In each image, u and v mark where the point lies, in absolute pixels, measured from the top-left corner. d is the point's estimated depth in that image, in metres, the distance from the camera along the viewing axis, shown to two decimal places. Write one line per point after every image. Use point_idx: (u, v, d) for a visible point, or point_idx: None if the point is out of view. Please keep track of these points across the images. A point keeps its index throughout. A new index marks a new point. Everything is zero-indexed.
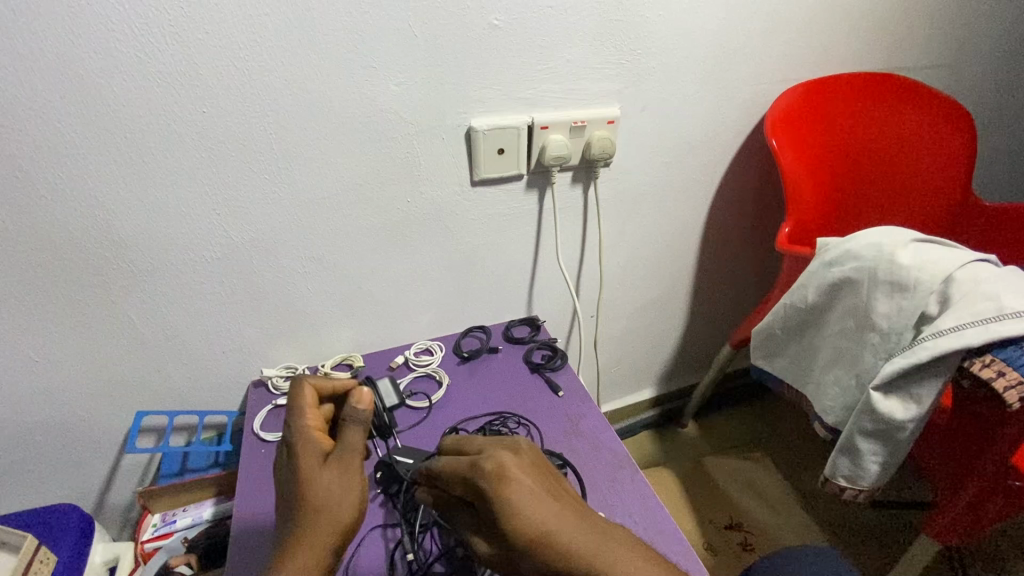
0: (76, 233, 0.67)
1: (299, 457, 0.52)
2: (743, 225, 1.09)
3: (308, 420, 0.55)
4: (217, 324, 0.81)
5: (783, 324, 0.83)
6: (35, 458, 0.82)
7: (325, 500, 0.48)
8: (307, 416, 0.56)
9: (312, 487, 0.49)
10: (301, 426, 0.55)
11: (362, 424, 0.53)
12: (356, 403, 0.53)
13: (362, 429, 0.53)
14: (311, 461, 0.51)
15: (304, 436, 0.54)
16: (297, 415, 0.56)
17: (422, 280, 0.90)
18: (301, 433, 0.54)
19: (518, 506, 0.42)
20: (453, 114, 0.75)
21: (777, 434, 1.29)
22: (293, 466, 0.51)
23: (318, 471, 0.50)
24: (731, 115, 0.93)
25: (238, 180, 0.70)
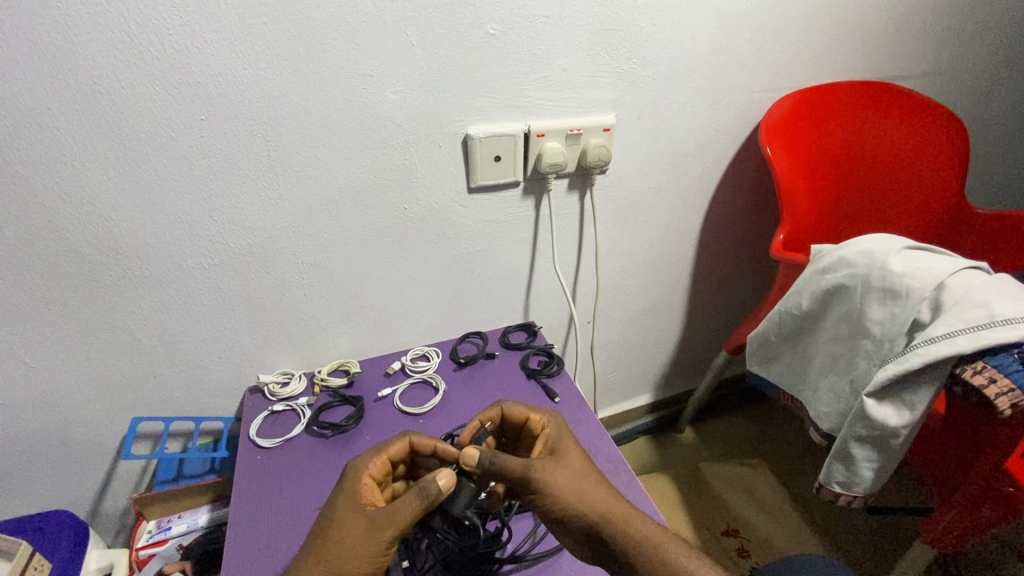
0: (74, 239, 0.67)
1: (351, 488, 0.57)
2: (739, 231, 1.10)
3: (375, 462, 0.60)
4: (213, 329, 0.81)
5: (778, 330, 0.84)
6: (30, 464, 0.82)
7: (339, 551, 0.52)
8: (375, 459, 0.60)
9: (343, 520, 0.54)
10: (364, 463, 0.60)
11: (422, 501, 0.54)
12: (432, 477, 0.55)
13: (415, 504, 0.54)
14: (349, 506, 0.56)
15: (358, 476, 0.58)
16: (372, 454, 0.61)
17: (419, 286, 0.90)
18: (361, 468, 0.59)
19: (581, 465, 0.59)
20: (449, 122, 0.76)
21: (773, 440, 1.30)
22: (337, 499, 0.56)
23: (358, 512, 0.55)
24: (725, 123, 0.94)
25: (235, 186, 0.71)
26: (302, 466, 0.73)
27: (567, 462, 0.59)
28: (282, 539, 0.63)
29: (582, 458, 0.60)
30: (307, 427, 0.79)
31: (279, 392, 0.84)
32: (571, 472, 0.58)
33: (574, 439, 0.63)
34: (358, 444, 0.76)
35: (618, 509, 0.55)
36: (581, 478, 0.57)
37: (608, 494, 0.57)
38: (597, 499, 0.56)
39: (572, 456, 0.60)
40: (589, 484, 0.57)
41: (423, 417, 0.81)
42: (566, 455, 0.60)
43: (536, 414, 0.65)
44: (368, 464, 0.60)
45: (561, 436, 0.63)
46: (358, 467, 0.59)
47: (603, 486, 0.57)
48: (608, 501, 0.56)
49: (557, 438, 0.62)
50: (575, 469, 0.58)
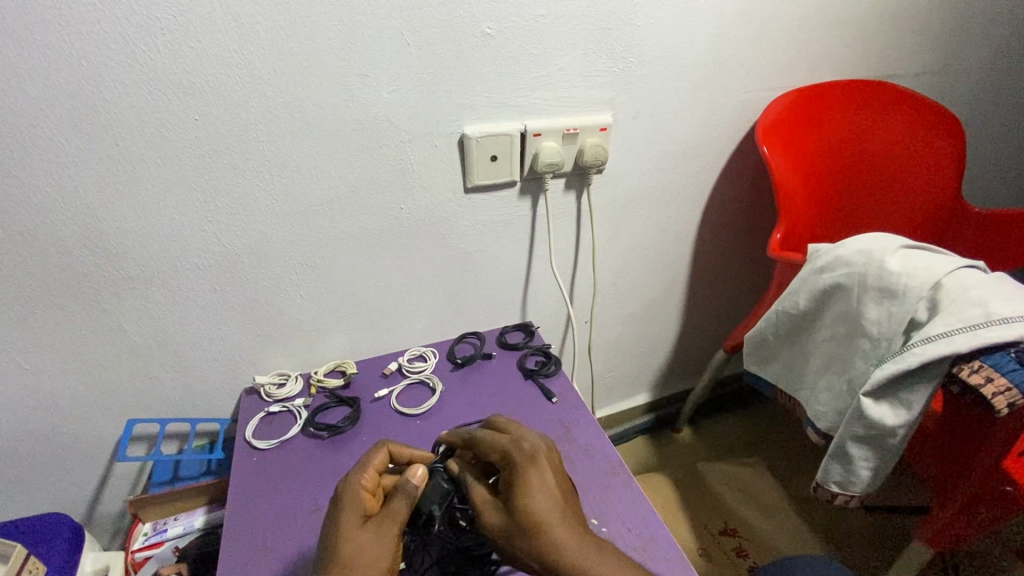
0: (66, 239, 0.66)
1: (343, 511, 0.54)
2: (736, 231, 1.09)
3: (363, 478, 0.58)
4: (209, 331, 0.80)
5: (776, 329, 0.83)
6: (25, 466, 0.81)
7: (356, 560, 0.50)
8: (361, 474, 0.58)
9: (347, 544, 0.51)
10: (349, 480, 0.57)
11: (412, 499, 0.55)
12: (410, 476, 0.55)
13: (408, 502, 0.55)
14: (352, 519, 0.54)
15: (350, 492, 0.56)
16: (352, 473, 0.58)
17: (416, 287, 0.90)
18: (348, 486, 0.57)
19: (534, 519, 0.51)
20: (446, 122, 0.76)
21: (771, 439, 1.30)
22: (336, 516, 0.54)
23: (357, 529, 0.53)
24: (722, 122, 0.94)
25: (230, 187, 0.70)
26: (298, 467, 0.72)
27: (519, 520, 0.51)
28: (278, 541, 0.63)
29: (541, 508, 0.52)
30: (304, 428, 0.78)
31: (275, 393, 0.83)
32: (523, 533, 0.51)
33: (535, 479, 0.54)
34: (355, 446, 0.76)
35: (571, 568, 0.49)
36: (533, 538, 0.51)
37: (561, 549, 0.50)
38: (549, 557, 0.50)
39: (526, 505, 0.52)
40: (544, 541, 0.50)
41: (420, 418, 0.81)
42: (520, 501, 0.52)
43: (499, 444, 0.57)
44: (355, 482, 0.57)
45: (518, 479, 0.54)
46: (344, 485, 0.57)
47: (563, 539, 0.51)
48: (568, 559, 0.50)
49: (512, 485, 0.54)
50: (528, 519, 0.51)
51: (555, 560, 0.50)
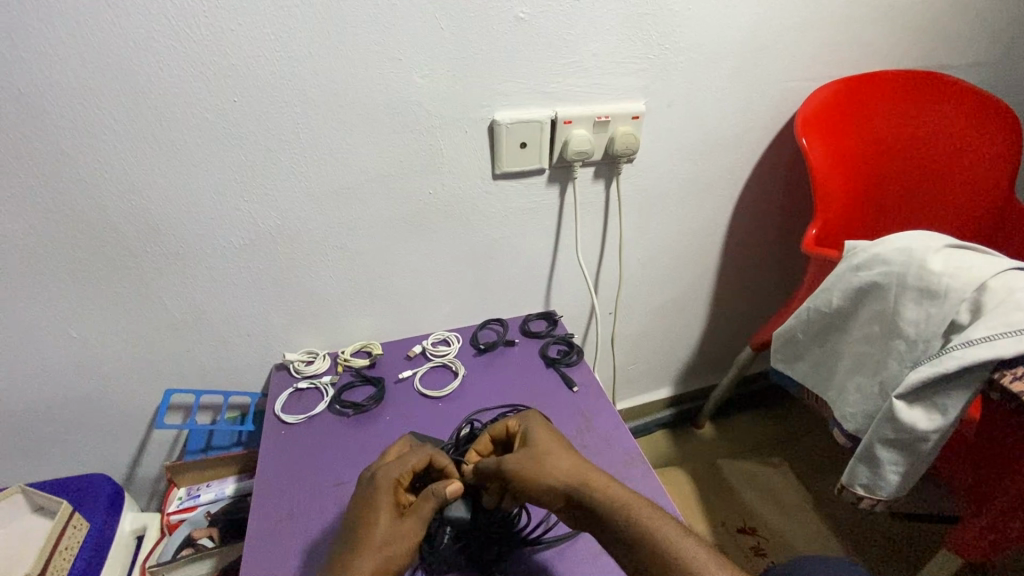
0: (112, 214, 0.70)
1: (374, 504, 0.56)
2: (770, 225, 1.07)
3: (393, 469, 0.59)
4: (243, 307, 0.83)
5: (806, 327, 0.81)
6: (71, 428, 0.86)
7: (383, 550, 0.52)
8: (392, 469, 0.58)
9: (371, 531, 0.54)
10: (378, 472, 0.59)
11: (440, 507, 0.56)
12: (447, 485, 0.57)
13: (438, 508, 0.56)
14: (384, 513, 0.55)
15: (383, 485, 0.57)
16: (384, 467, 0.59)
17: (442, 272, 0.91)
18: (382, 480, 0.58)
19: (551, 453, 0.58)
20: (476, 107, 0.76)
21: (796, 439, 1.27)
22: (369, 507, 0.56)
23: (383, 521, 0.54)
24: (759, 112, 0.91)
25: (265, 168, 0.72)
26: (324, 441, 0.75)
27: (542, 453, 0.58)
28: (303, 511, 0.65)
29: (553, 442, 0.60)
30: (330, 405, 0.81)
31: (303, 370, 0.86)
32: (545, 460, 0.57)
33: (545, 425, 0.63)
34: (379, 424, 0.78)
35: (594, 475, 0.56)
36: (556, 463, 0.57)
37: (582, 467, 0.57)
38: (577, 474, 0.56)
39: (544, 442, 0.60)
40: (563, 468, 0.57)
41: (442, 400, 0.82)
42: (540, 442, 0.60)
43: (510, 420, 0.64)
44: (384, 473, 0.58)
45: (529, 429, 0.62)
46: (372, 476, 0.59)
47: (580, 468, 0.57)
48: (589, 478, 0.56)
49: (527, 431, 0.61)
50: (550, 453, 0.58)
51: (580, 473, 0.56)
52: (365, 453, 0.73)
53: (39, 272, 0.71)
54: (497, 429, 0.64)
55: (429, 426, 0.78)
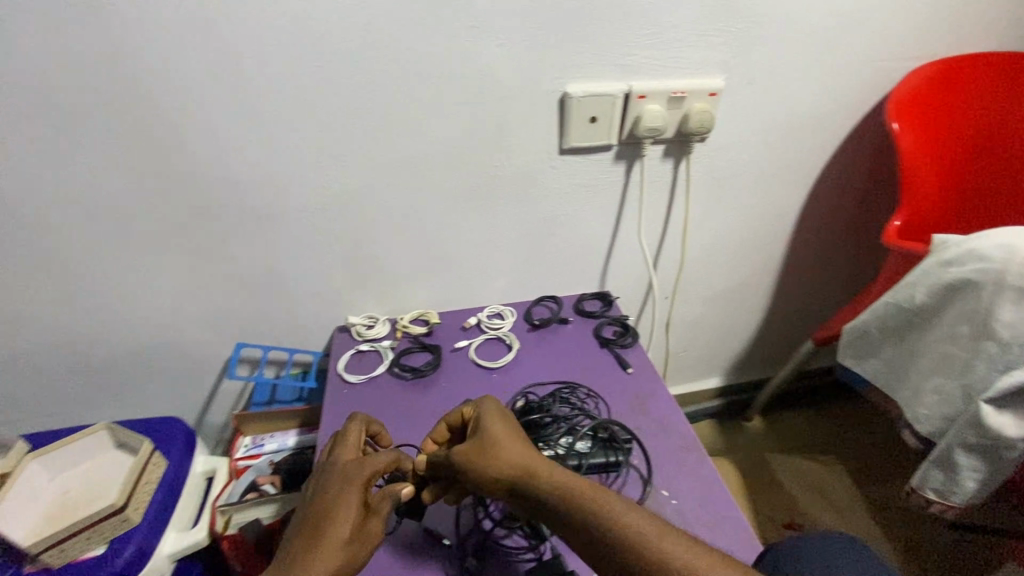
0: (199, 172, 0.73)
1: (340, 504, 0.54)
2: (845, 215, 1.01)
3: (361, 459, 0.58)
4: (311, 269, 0.86)
5: (882, 324, 0.76)
6: (152, 372, 0.93)
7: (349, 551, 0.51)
8: (363, 469, 0.57)
9: (337, 532, 0.52)
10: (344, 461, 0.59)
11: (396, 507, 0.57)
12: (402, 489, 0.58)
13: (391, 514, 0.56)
14: (352, 515, 0.53)
15: (353, 485, 0.55)
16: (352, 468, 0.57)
17: (500, 246, 0.91)
18: (352, 480, 0.56)
19: (502, 441, 0.56)
20: (550, 79, 0.74)
21: (852, 440, 1.22)
22: (337, 507, 0.53)
23: (347, 521, 0.52)
24: (846, 93, 0.86)
25: (340, 133, 0.74)
26: (384, 402, 0.78)
27: (492, 441, 0.56)
28: None
29: (508, 430, 0.58)
30: (389, 368, 0.83)
31: (365, 334, 0.89)
32: (494, 447, 0.56)
33: (500, 411, 0.60)
34: (435, 389, 0.80)
35: (543, 464, 0.54)
36: (503, 452, 0.55)
37: (532, 456, 0.55)
38: (529, 463, 0.54)
39: (495, 428, 0.58)
40: (514, 458, 0.55)
41: (496, 371, 0.83)
42: (491, 429, 0.58)
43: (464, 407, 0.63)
44: (351, 462, 0.58)
45: (481, 414, 0.60)
46: (334, 465, 0.58)
47: (530, 458, 0.55)
48: (540, 468, 0.54)
49: (478, 418, 0.60)
50: (501, 441, 0.56)
51: (529, 461, 0.54)
52: (422, 416, 0.76)
53: (132, 225, 0.76)
54: (451, 416, 0.63)
55: (484, 395, 0.79)
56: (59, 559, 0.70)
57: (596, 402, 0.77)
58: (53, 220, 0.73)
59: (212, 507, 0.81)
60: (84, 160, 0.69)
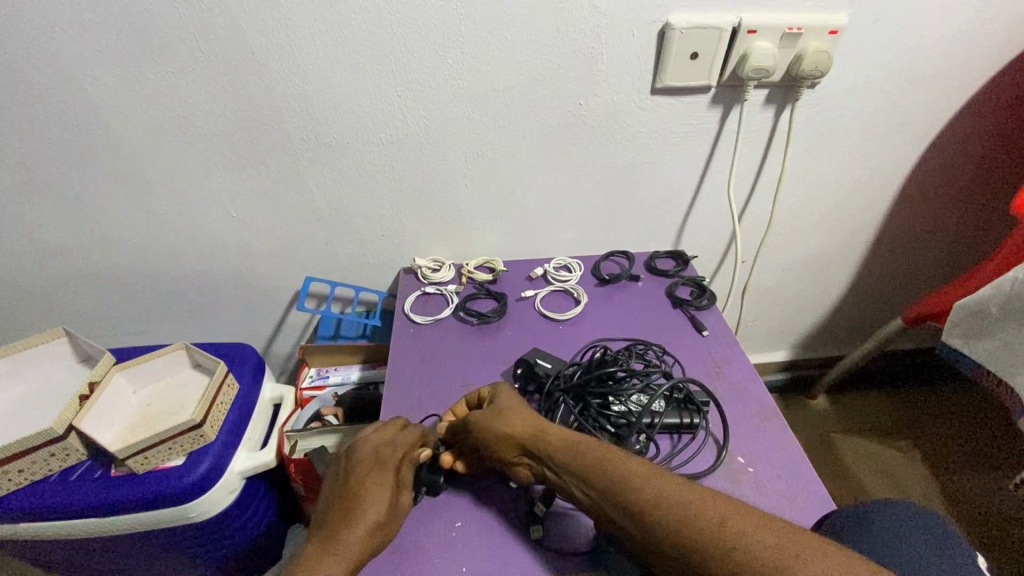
0: (278, 98, 0.71)
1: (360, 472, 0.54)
2: (957, 181, 0.91)
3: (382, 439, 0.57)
4: (381, 207, 0.85)
5: (1005, 302, 0.68)
6: (224, 299, 0.95)
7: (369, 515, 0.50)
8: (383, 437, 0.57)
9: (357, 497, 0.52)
10: (365, 443, 0.57)
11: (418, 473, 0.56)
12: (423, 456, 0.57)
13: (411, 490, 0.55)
14: (373, 481, 0.53)
15: (373, 453, 0.55)
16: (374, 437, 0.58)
17: (575, 193, 0.87)
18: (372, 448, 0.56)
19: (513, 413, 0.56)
20: (651, 8, 0.67)
21: (928, 428, 1.14)
22: (358, 474, 0.54)
23: (367, 487, 0.52)
24: (991, 37, 0.74)
25: (422, 61, 0.70)
26: (450, 343, 0.77)
27: (506, 414, 0.56)
28: (430, 402, 0.68)
29: (522, 407, 0.58)
30: (455, 311, 0.82)
31: (431, 276, 0.87)
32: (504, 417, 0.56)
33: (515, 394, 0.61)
34: (501, 336, 0.78)
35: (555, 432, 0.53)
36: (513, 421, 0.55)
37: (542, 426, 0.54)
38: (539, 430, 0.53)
39: (506, 403, 0.58)
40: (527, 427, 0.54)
41: (563, 323, 0.80)
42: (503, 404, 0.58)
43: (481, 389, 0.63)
44: (373, 443, 0.56)
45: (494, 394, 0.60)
46: (358, 450, 0.56)
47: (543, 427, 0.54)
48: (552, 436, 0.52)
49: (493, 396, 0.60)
50: (511, 413, 0.56)
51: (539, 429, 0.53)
52: (488, 361, 0.74)
53: (211, 150, 0.75)
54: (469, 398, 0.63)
55: (550, 346, 0.77)
56: (142, 467, 0.72)
57: (670, 362, 0.73)
58: (139, 140, 0.73)
59: (279, 432, 0.83)
60: (168, 78, 0.68)
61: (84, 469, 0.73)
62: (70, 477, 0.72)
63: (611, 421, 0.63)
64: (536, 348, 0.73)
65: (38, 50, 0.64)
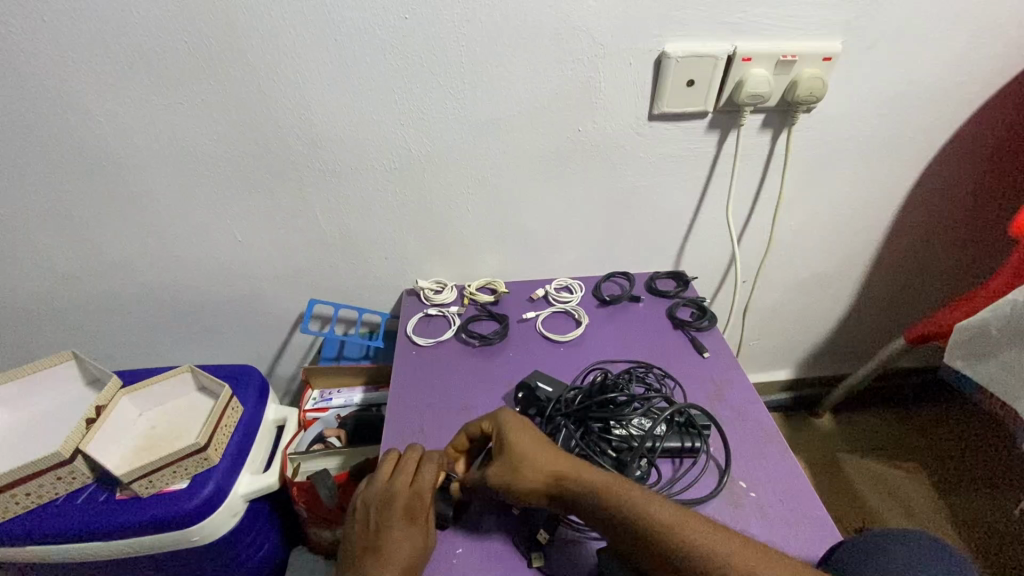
0: (284, 127, 0.73)
1: (385, 513, 0.54)
2: (956, 201, 0.92)
3: (401, 482, 0.56)
4: (384, 231, 0.86)
5: (1005, 323, 0.68)
6: (229, 321, 0.96)
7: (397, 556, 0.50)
8: (402, 474, 0.57)
9: (383, 541, 0.52)
10: (384, 489, 0.56)
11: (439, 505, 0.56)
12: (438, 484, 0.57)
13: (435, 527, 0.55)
14: (398, 522, 0.53)
15: (394, 492, 0.55)
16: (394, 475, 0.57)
17: (575, 216, 0.88)
18: (393, 487, 0.56)
19: (528, 460, 0.53)
20: (647, 38, 0.69)
21: (934, 447, 1.13)
22: (384, 514, 0.54)
23: (394, 529, 0.52)
24: (984, 62, 0.75)
25: (424, 92, 0.72)
26: (452, 366, 0.77)
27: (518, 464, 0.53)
28: (432, 427, 0.68)
29: (532, 447, 0.54)
30: (457, 333, 0.83)
31: (433, 298, 0.88)
32: (518, 468, 0.53)
33: (521, 423, 0.56)
34: (502, 358, 0.79)
35: (578, 481, 0.50)
36: (526, 473, 0.52)
37: (563, 472, 0.51)
38: (560, 480, 0.51)
39: (519, 445, 0.54)
40: (547, 478, 0.51)
41: (564, 345, 0.81)
42: (515, 446, 0.54)
43: (486, 419, 0.57)
44: (393, 488, 0.56)
45: (501, 430, 0.56)
46: (382, 492, 0.56)
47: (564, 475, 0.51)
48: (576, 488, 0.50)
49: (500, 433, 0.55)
50: (527, 457, 0.53)
51: (560, 479, 0.51)
52: (490, 384, 0.74)
53: (218, 177, 0.77)
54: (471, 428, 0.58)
55: (551, 368, 0.77)
56: (146, 490, 0.72)
57: (671, 385, 0.73)
58: (148, 167, 0.75)
59: (283, 454, 0.83)
60: (179, 110, 0.70)
61: (89, 492, 0.74)
62: (75, 501, 0.73)
63: (612, 445, 0.62)
64: (538, 371, 0.74)
65: (53, 83, 0.66)
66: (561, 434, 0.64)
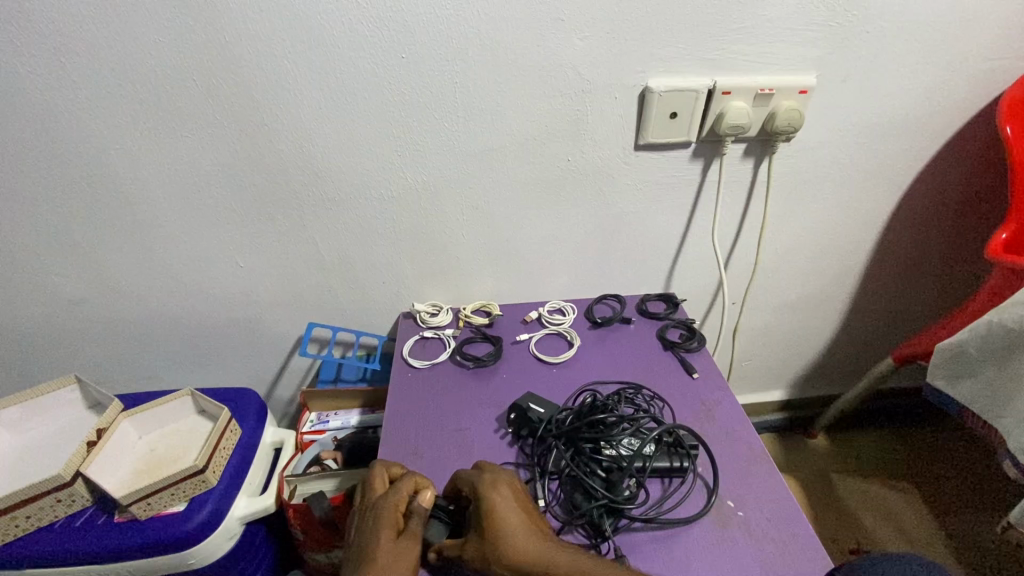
0: (287, 159, 0.77)
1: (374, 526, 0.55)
2: (936, 225, 0.94)
3: (389, 494, 0.57)
4: (383, 256, 0.89)
5: (982, 344, 0.71)
6: (230, 345, 0.98)
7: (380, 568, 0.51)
8: (394, 492, 0.57)
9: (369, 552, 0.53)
10: (374, 502, 0.58)
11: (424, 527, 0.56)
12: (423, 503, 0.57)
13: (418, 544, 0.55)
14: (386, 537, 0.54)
15: (383, 507, 0.56)
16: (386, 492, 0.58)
17: (566, 241, 0.91)
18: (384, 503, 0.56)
19: (508, 534, 0.52)
20: (631, 74, 0.73)
21: (927, 467, 1.14)
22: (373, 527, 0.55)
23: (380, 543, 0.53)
24: (953, 96, 0.79)
25: (420, 124, 0.75)
26: (446, 388, 0.79)
27: (499, 532, 0.52)
28: (426, 449, 0.69)
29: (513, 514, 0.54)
30: (452, 355, 0.85)
31: (429, 321, 0.91)
32: (498, 540, 0.52)
33: (503, 495, 0.55)
34: (496, 380, 0.80)
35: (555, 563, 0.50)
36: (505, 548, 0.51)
37: (541, 548, 0.51)
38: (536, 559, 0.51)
39: (502, 518, 0.53)
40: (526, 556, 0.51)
41: (557, 367, 0.83)
42: (498, 520, 0.53)
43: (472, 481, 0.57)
44: (382, 500, 0.57)
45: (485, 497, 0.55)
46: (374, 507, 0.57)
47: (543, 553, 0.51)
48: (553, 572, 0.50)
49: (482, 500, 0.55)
50: (507, 533, 0.52)
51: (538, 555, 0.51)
52: (484, 405, 0.76)
53: (221, 205, 0.80)
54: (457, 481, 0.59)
55: (544, 389, 0.79)
56: (144, 513, 0.73)
57: (660, 406, 0.75)
58: (155, 196, 0.78)
59: (280, 476, 0.84)
60: (188, 143, 0.74)
61: (88, 515, 0.75)
62: (74, 524, 0.74)
63: (601, 466, 0.63)
64: (530, 392, 0.75)
65: (69, 117, 0.70)
66: (552, 454, 0.65)
